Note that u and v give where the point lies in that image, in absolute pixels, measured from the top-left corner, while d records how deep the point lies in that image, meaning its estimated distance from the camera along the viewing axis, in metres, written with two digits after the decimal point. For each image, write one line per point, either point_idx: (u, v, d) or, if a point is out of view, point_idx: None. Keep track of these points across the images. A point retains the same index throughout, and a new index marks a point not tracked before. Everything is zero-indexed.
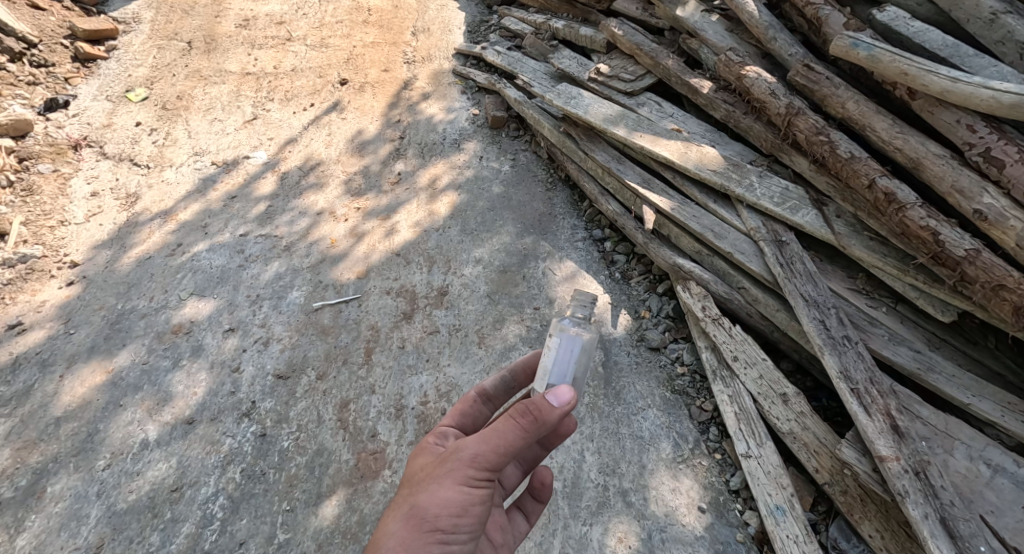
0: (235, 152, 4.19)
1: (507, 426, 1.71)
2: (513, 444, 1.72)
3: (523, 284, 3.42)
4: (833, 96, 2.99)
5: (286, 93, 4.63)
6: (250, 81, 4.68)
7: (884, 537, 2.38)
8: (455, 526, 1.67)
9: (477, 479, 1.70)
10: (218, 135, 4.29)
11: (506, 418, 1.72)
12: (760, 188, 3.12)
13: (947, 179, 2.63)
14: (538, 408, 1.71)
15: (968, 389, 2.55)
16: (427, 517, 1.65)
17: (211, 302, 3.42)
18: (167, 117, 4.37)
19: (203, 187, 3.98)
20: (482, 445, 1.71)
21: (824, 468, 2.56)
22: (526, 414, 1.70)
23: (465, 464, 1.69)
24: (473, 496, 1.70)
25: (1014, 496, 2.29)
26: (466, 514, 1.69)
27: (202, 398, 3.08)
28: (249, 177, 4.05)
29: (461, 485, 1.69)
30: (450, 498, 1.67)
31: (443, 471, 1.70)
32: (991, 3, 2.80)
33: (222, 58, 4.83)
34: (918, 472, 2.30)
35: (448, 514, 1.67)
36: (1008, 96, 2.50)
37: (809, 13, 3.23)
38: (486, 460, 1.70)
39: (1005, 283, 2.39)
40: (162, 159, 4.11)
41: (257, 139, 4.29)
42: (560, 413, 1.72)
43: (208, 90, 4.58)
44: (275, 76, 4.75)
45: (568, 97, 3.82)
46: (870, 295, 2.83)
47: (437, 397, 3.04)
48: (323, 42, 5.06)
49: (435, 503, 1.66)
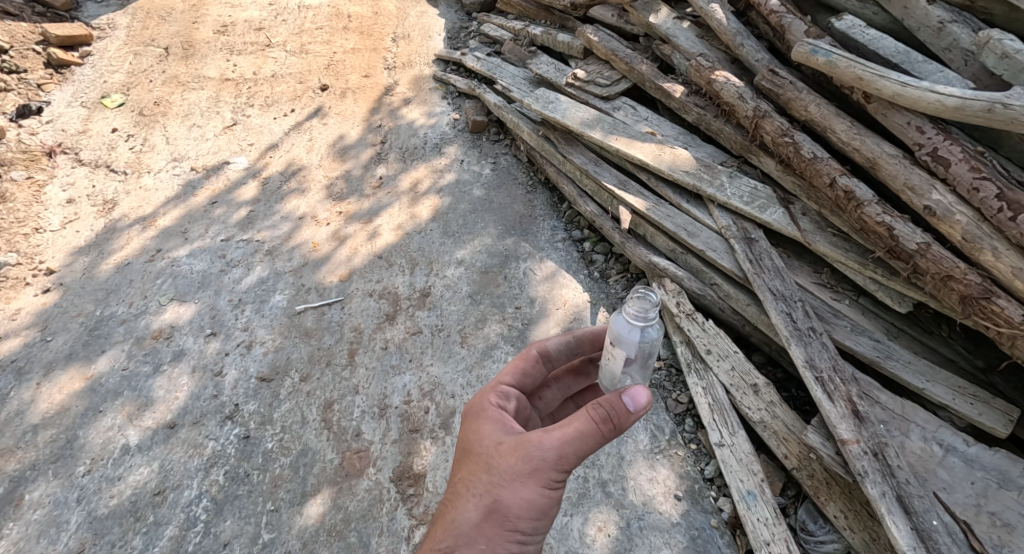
0: (215, 158, 4.17)
1: (592, 433, 1.66)
2: (594, 446, 1.70)
3: (504, 284, 3.49)
4: (797, 100, 3.13)
5: (266, 98, 4.61)
6: (230, 87, 4.66)
7: (848, 517, 2.53)
8: (533, 527, 1.73)
9: (557, 480, 1.71)
10: (197, 141, 4.26)
11: (589, 419, 1.66)
12: (730, 188, 3.25)
13: (900, 177, 2.80)
14: (618, 411, 1.67)
15: (923, 375, 2.72)
16: (509, 516, 1.69)
17: (192, 306, 3.41)
18: (145, 123, 4.34)
19: (182, 193, 3.95)
20: (567, 449, 1.68)
21: (792, 454, 2.71)
22: (606, 416, 1.66)
23: (550, 468, 1.68)
24: (552, 498, 1.73)
25: (963, 473, 2.47)
26: (545, 514, 1.74)
27: (183, 403, 3.07)
28: (230, 183, 4.03)
29: (543, 489, 1.70)
30: (532, 501, 1.69)
31: (527, 471, 1.68)
32: (939, 13, 2.97)
33: (200, 64, 4.82)
34: (876, 453, 2.46)
35: (529, 517, 1.70)
36: (952, 99, 2.66)
37: (773, 21, 3.37)
38: (569, 464, 1.69)
39: (952, 274, 2.55)
40: (140, 165, 4.08)
41: (238, 145, 4.27)
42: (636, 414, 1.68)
43: (186, 96, 4.56)
44: (254, 82, 4.73)
45: (546, 101, 3.90)
46: (834, 289, 3.00)
47: (420, 396, 3.09)
48: (303, 48, 5.05)
49: (518, 505, 1.69)
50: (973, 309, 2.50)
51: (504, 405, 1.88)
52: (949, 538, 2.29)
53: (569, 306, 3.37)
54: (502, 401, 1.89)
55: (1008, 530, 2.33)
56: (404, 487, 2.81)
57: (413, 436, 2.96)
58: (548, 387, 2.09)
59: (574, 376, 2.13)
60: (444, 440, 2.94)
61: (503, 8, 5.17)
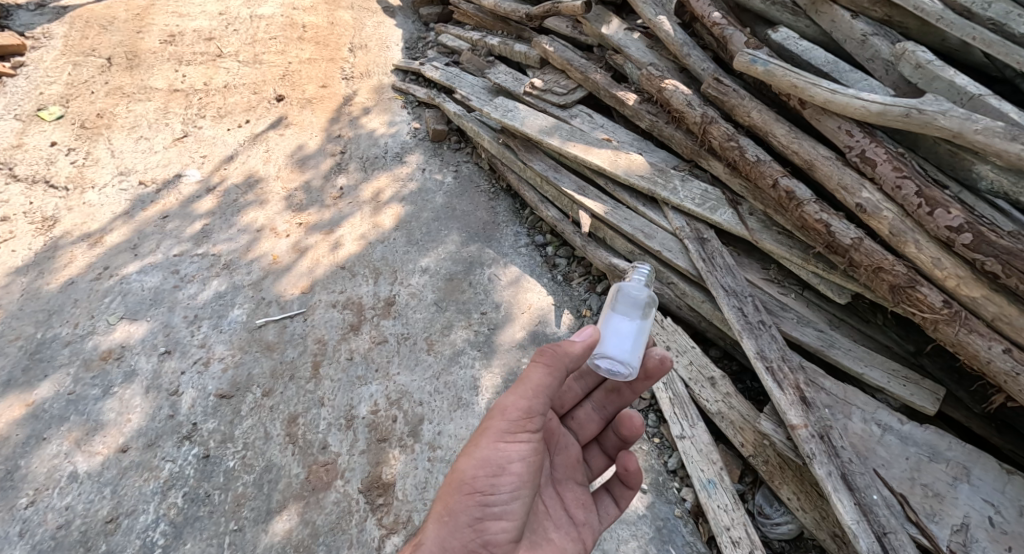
0: (164, 171, 4.07)
1: (535, 370, 1.90)
2: (539, 387, 1.88)
3: (469, 290, 3.52)
4: (740, 106, 3.32)
5: (218, 110, 4.53)
6: (179, 98, 4.57)
7: (800, 499, 2.69)
8: (492, 486, 1.82)
9: (510, 434, 1.86)
10: (145, 154, 4.16)
11: (532, 365, 1.91)
12: (683, 191, 3.39)
13: (834, 178, 3.00)
14: (557, 346, 1.92)
15: (862, 360, 2.92)
16: (467, 479, 1.83)
17: (144, 324, 3.31)
18: (86, 136, 4.23)
19: (130, 208, 3.85)
20: (512, 397, 1.88)
21: (748, 442, 2.86)
22: (546, 354, 1.91)
23: (497, 419, 1.86)
24: (509, 453, 1.85)
25: (899, 450, 2.67)
26: (504, 472, 1.84)
27: (137, 425, 2.97)
28: (182, 197, 3.94)
29: (495, 442, 1.85)
30: (485, 456, 1.83)
31: (481, 431, 1.88)
32: (862, 26, 3.21)
33: (147, 75, 4.70)
34: (822, 436, 2.63)
35: (485, 474, 1.82)
36: (876, 105, 2.87)
37: (716, 33, 3.55)
38: (516, 410, 1.86)
39: (882, 265, 2.74)
40: (82, 180, 3.96)
41: (189, 157, 4.18)
42: (581, 345, 1.92)
43: (132, 107, 4.44)
44: (206, 93, 4.64)
45: (505, 109, 3.99)
46: (780, 284, 3.18)
47: (387, 405, 3.08)
48: (256, 58, 4.98)
49: (472, 464, 1.83)
50: (901, 297, 2.70)
51: None
52: (888, 511, 2.48)
53: (534, 309, 3.43)
54: None
55: (939, 499, 2.54)
56: (373, 497, 2.79)
57: (381, 445, 2.95)
58: (580, 407, 2.27)
59: (607, 395, 2.26)
60: (413, 447, 2.93)
61: (460, 19, 5.25)
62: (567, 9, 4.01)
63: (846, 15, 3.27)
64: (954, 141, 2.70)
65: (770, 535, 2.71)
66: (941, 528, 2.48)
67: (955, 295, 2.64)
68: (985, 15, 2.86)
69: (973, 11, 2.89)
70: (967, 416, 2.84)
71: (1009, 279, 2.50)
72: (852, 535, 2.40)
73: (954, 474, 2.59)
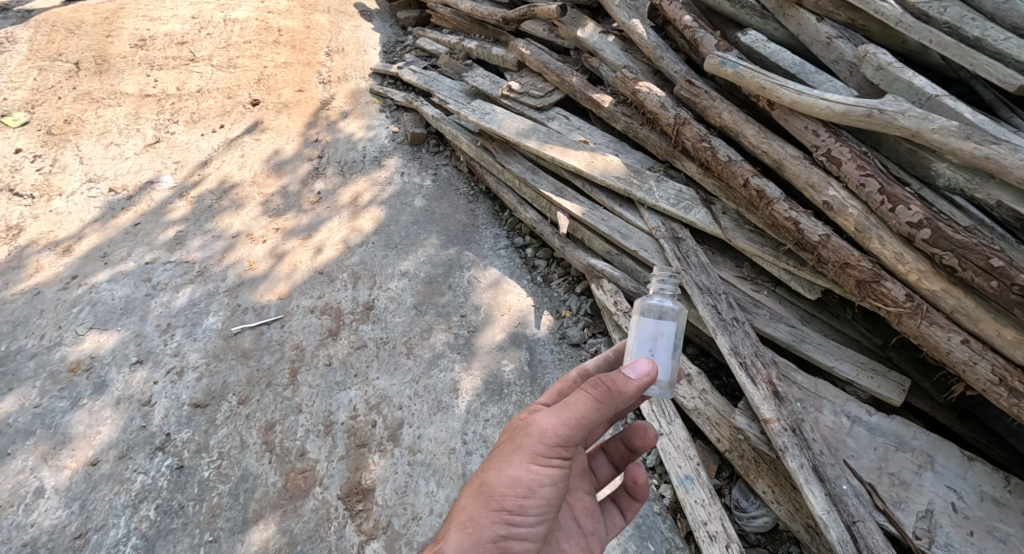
0: (135, 178, 4.08)
1: (582, 398, 1.76)
2: (584, 419, 1.76)
3: (448, 293, 3.52)
4: (712, 107, 3.38)
5: (191, 115, 4.56)
6: (150, 103, 4.59)
7: (775, 491, 2.75)
8: (521, 507, 1.72)
9: (545, 457, 1.75)
10: (115, 160, 4.17)
11: (580, 393, 1.77)
12: (658, 192, 3.44)
13: (802, 177, 3.07)
14: (613, 383, 1.76)
15: (832, 354, 3.00)
16: (495, 495, 1.72)
17: (114, 334, 3.27)
18: (54, 142, 4.24)
19: (101, 216, 3.85)
20: (553, 420, 1.76)
21: (724, 437, 2.92)
22: (599, 386, 1.76)
23: (534, 439, 1.75)
24: (542, 476, 1.74)
25: (867, 441, 2.76)
26: (534, 494, 1.74)
27: (107, 438, 2.92)
28: (155, 204, 3.94)
29: (529, 463, 1.74)
30: (517, 476, 1.72)
31: (514, 448, 1.76)
32: (827, 29, 3.30)
33: (116, 80, 4.71)
34: (794, 429, 2.70)
35: (515, 494, 1.72)
36: (839, 105, 2.95)
37: (688, 35, 3.62)
38: (555, 435, 1.75)
39: (849, 261, 2.82)
40: (49, 188, 3.97)
41: (161, 163, 4.20)
42: (636, 385, 1.78)
43: (101, 113, 4.46)
44: (178, 98, 4.67)
45: (482, 112, 4.02)
46: (753, 281, 3.26)
47: (366, 410, 3.05)
48: (230, 63, 5.02)
49: (502, 482, 1.72)
50: (867, 292, 2.77)
51: None
52: (857, 500, 2.55)
53: (513, 311, 3.45)
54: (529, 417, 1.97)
55: (905, 487, 2.63)
56: (352, 503, 2.75)
57: (361, 450, 2.92)
58: None
59: None
60: (393, 452, 2.91)
61: (438, 22, 5.28)
62: (543, 13, 4.05)
63: (812, 18, 3.36)
64: (914, 140, 2.79)
65: (747, 528, 2.76)
66: (907, 515, 2.56)
67: (916, 289, 2.71)
68: (941, 18, 2.95)
69: (930, 15, 2.98)
70: (932, 406, 2.92)
71: (966, 273, 2.57)
72: (823, 525, 2.47)
73: (919, 463, 2.69)
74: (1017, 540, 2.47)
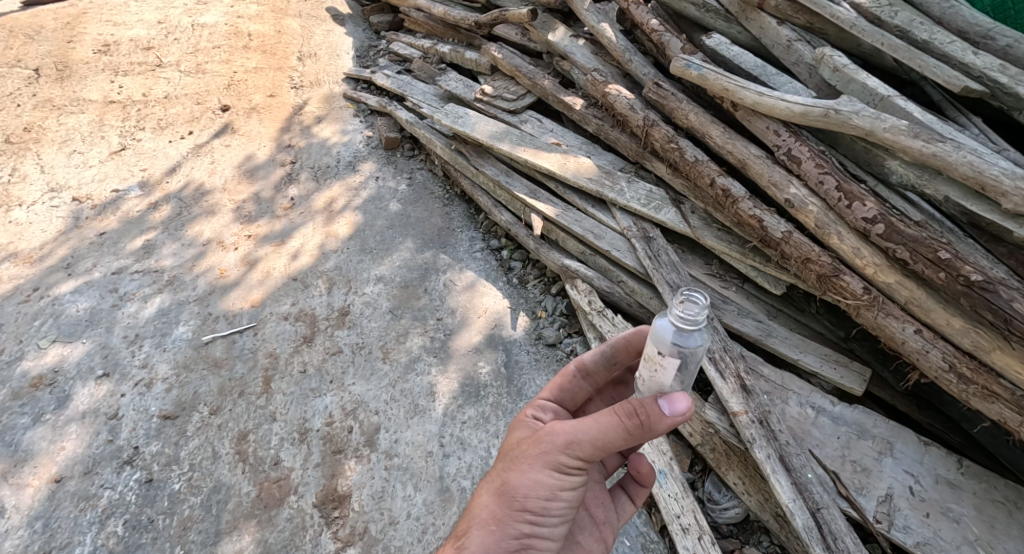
0: (100, 186, 4.06)
1: (611, 420, 1.73)
2: (611, 443, 1.74)
3: (424, 297, 3.52)
4: (679, 109, 3.45)
5: (159, 121, 4.52)
6: (115, 109, 4.57)
7: (745, 482, 2.84)
8: (543, 508, 1.80)
9: (567, 466, 1.79)
10: (79, 169, 4.15)
11: (609, 414, 1.74)
12: (629, 193, 3.49)
13: (765, 175, 3.15)
14: (649, 418, 1.69)
15: (797, 347, 3.09)
16: (518, 497, 1.78)
17: (79, 346, 3.23)
18: (14, 150, 4.21)
19: (63, 227, 3.81)
20: (576, 433, 1.77)
21: (696, 431, 2.99)
22: (634, 417, 1.70)
23: (556, 449, 1.78)
24: (563, 481, 1.80)
25: (831, 430, 2.87)
26: (556, 497, 1.81)
27: (72, 454, 2.86)
28: (122, 214, 3.91)
29: (551, 469, 1.79)
30: (539, 481, 1.78)
31: (535, 453, 1.80)
32: (787, 33, 3.41)
33: (79, 86, 4.69)
34: (762, 421, 2.79)
35: (537, 497, 1.78)
36: (798, 106, 3.06)
37: (655, 39, 3.69)
38: (580, 449, 1.76)
39: (810, 256, 2.90)
40: (9, 199, 3.93)
41: (127, 171, 4.17)
42: (670, 422, 1.70)
43: (63, 120, 4.44)
44: (144, 104, 4.63)
45: (455, 116, 4.05)
46: (722, 278, 3.34)
47: (343, 416, 3.02)
48: (199, 68, 4.97)
49: (524, 484, 1.78)
50: (827, 285, 2.85)
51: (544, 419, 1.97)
52: (821, 488, 2.64)
53: (489, 313, 3.46)
54: (542, 414, 2.00)
55: (866, 474, 2.74)
56: (328, 511, 2.73)
57: (337, 457, 2.89)
58: (590, 404, 2.14)
59: (615, 389, 2.17)
60: (369, 458, 2.89)
61: (412, 26, 5.28)
62: (514, 17, 4.10)
63: (773, 22, 3.46)
64: (867, 138, 2.89)
65: (719, 520, 2.82)
66: (869, 500, 2.67)
67: (873, 282, 2.80)
68: (892, 22, 3.10)
69: (882, 19, 3.13)
70: (891, 394, 3.06)
71: (917, 266, 2.67)
72: (789, 513, 2.56)
73: (880, 449, 2.81)
74: (969, 520, 2.60)
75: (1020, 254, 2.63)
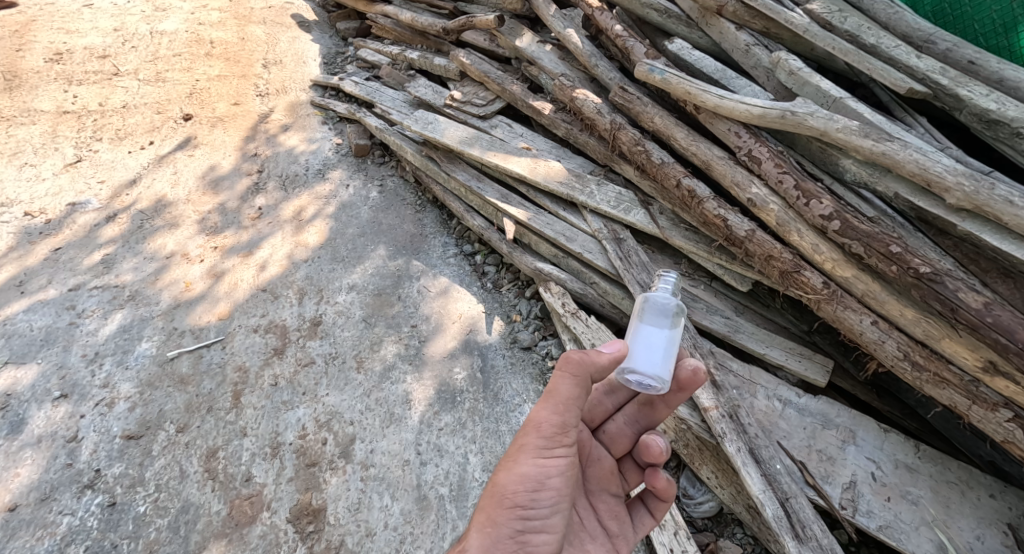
0: (55, 200, 3.90)
1: (563, 382, 1.98)
2: (570, 400, 1.97)
3: (398, 304, 3.49)
4: (645, 113, 3.51)
5: (117, 131, 4.37)
6: (69, 119, 4.40)
7: (718, 476, 2.89)
8: (532, 499, 1.92)
9: (547, 449, 1.95)
10: (31, 182, 3.98)
11: (560, 377, 1.99)
12: (599, 195, 3.53)
13: (728, 176, 3.22)
14: (586, 355, 1.99)
15: (763, 341, 3.16)
16: (508, 494, 1.91)
17: (34, 367, 3.10)
18: None
19: (12, 241, 3.66)
20: (547, 412, 1.96)
21: (669, 428, 3.02)
22: (576, 365, 1.97)
23: (533, 435, 1.95)
24: (546, 468, 1.95)
25: (797, 422, 2.94)
26: (543, 486, 1.94)
27: (28, 480, 2.75)
28: (78, 227, 3.77)
29: (534, 457, 1.94)
30: (525, 472, 1.92)
31: (518, 447, 1.96)
32: (745, 38, 3.50)
33: (30, 96, 4.51)
34: (731, 415, 2.85)
35: (525, 489, 1.92)
36: (757, 108, 3.13)
37: (619, 44, 3.76)
38: (551, 425, 1.96)
39: (773, 253, 2.97)
40: None
41: (83, 184, 4.02)
42: (609, 355, 1.99)
43: (13, 132, 4.26)
44: (101, 114, 4.48)
45: (425, 122, 4.02)
46: (691, 277, 3.39)
47: (316, 429, 2.97)
48: (159, 76, 4.82)
49: (512, 480, 1.92)
50: (789, 281, 2.93)
51: None
52: (789, 478, 2.71)
53: (464, 318, 3.45)
54: None
55: (831, 462, 2.82)
56: (303, 525, 2.68)
57: (311, 470, 2.84)
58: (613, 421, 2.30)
59: (641, 409, 2.29)
60: (345, 469, 2.84)
61: (379, 33, 5.24)
62: (481, 23, 4.13)
63: (731, 27, 3.55)
64: (822, 139, 3.00)
65: (694, 514, 2.87)
66: (834, 488, 2.75)
67: (832, 277, 2.89)
68: (842, 27, 3.22)
69: (832, 24, 3.25)
70: (853, 384, 3.14)
71: (871, 260, 2.75)
72: (759, 504, 2.62)
73: (843, 438, 2.89)
74: (927, 502, 2.70)
75: (964, 246, 2.76)
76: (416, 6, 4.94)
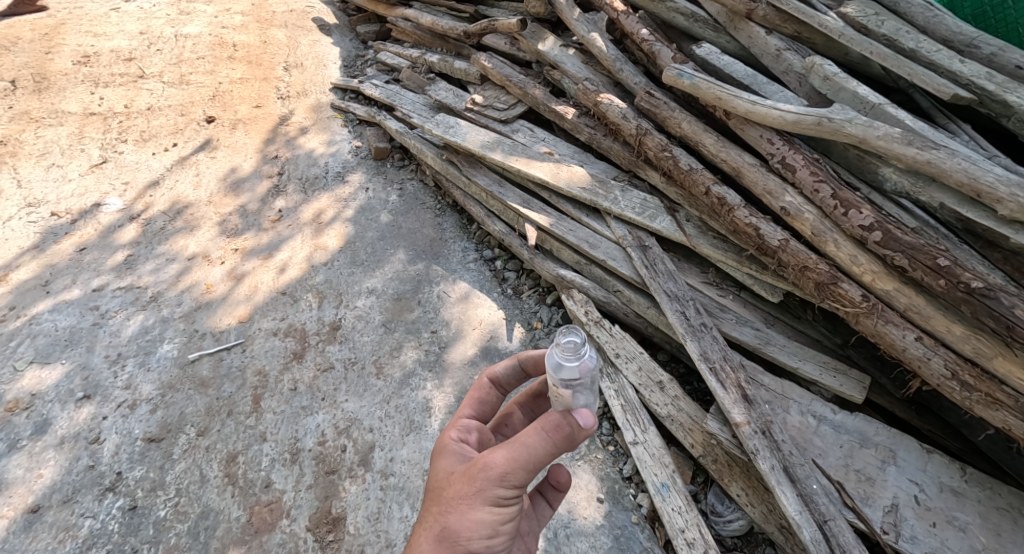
0: (81, 202, 4.01)
1: (535, 438, 1.73)
2: (539, 459, 1.74)
3: (418, 309, 3.47)
4: (671, 118, 3.43)
5: (141, 133, 4.50)
6: (96, 121, 4.54)
7: (749, 494, 2.74)
8: (486, 545, 1.76)
9: (504, 498, 1.76)
10: (58, 184, 4.10)
11: (534, 432, 1.74)
12: (623, 201, 3.46)
13: (760, 184, 3.11)
14: (571, 425, 1.74)
15: (796, 355, 3.02)
16: (460, 540, 1.73)
17: (57, 368, 3.16)
18: None
19: (42, 243, 3.76)
20: (510, 465, 1.73)
21: (697, 443, 2.90)
22: (558, 431, 1.73)
23: (493, 485, 1.73)
24: (500, 514, 1.77)
25: (833, 439, 2.79)
26: (496, 532, 1.78)
27: (50, 481, 2.79)
28: (104, 229, 3.86)
29: (490, 505, 1.75)
30: (479, 520, 1.74)
31: (473, 492, 1.74)
32: (775, 42, 3.40)
33: (57, 98, 4.67)
34: (764, 431, 2.69)
35: (479, 536, 1.75)
36: (790, 115, 3.01)
37: (645, 48, 3.71)
38: (514, 478, 1.74)
39: (808, 264, 2.83)
40: None
41: (108, 185, 4.12)
42: (587, 432, 1.77)
43: (42, 133, 4.41)
44: (126, 116, 4.61)
45: (446, 126, 4.02)
46: (719, 285, 3.26)
47: (335, 435, 2.94)
48: (183, 80, 4.96)
49: (465, 526, 1.73)
50: (825, 293, 2.79)
51: (465, 437, 1.96)
52: (827, 499, 2.56)
53: (484, 325, 3.40)
54: (464, 435, 1.96)
55: (871, 483, 2.66)
56: (322, 534, 2.64)
57: (329, 477, 2.81)
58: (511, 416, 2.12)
59: (535, 400, 2.13)
60: (364, 477, 2.81)
61: (399, 37, 5.30)
62: (502, 26, 4.13)
63: (761, 31, 3.45)
64: (860, 147, 2.86)
65: (723, 532, 2.74)
66: (875, 510, 2.59)
67: (871, 290, 2.75)
68: (879, 31, 3.10)
69: (869, 28, 3.12)
70: (891, 401, 2.97)
71: (915, 273, 2.62)
72: (795, 525, 2.47)
73: (883, 457, 2.73)
74: (976, 528, 2.53)
75: (1015, 259, 2.60)
76: (437, 10, 4.98)
